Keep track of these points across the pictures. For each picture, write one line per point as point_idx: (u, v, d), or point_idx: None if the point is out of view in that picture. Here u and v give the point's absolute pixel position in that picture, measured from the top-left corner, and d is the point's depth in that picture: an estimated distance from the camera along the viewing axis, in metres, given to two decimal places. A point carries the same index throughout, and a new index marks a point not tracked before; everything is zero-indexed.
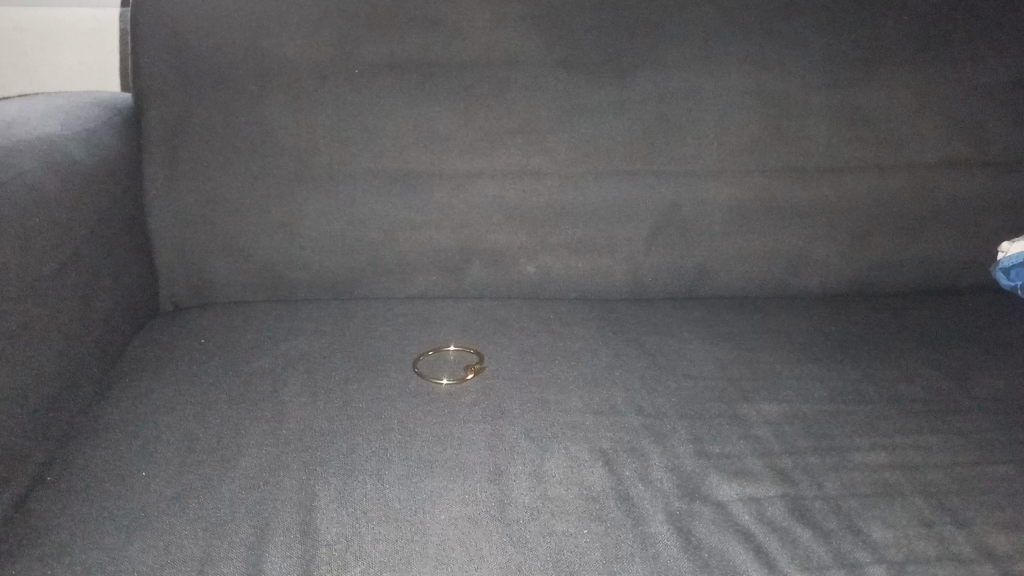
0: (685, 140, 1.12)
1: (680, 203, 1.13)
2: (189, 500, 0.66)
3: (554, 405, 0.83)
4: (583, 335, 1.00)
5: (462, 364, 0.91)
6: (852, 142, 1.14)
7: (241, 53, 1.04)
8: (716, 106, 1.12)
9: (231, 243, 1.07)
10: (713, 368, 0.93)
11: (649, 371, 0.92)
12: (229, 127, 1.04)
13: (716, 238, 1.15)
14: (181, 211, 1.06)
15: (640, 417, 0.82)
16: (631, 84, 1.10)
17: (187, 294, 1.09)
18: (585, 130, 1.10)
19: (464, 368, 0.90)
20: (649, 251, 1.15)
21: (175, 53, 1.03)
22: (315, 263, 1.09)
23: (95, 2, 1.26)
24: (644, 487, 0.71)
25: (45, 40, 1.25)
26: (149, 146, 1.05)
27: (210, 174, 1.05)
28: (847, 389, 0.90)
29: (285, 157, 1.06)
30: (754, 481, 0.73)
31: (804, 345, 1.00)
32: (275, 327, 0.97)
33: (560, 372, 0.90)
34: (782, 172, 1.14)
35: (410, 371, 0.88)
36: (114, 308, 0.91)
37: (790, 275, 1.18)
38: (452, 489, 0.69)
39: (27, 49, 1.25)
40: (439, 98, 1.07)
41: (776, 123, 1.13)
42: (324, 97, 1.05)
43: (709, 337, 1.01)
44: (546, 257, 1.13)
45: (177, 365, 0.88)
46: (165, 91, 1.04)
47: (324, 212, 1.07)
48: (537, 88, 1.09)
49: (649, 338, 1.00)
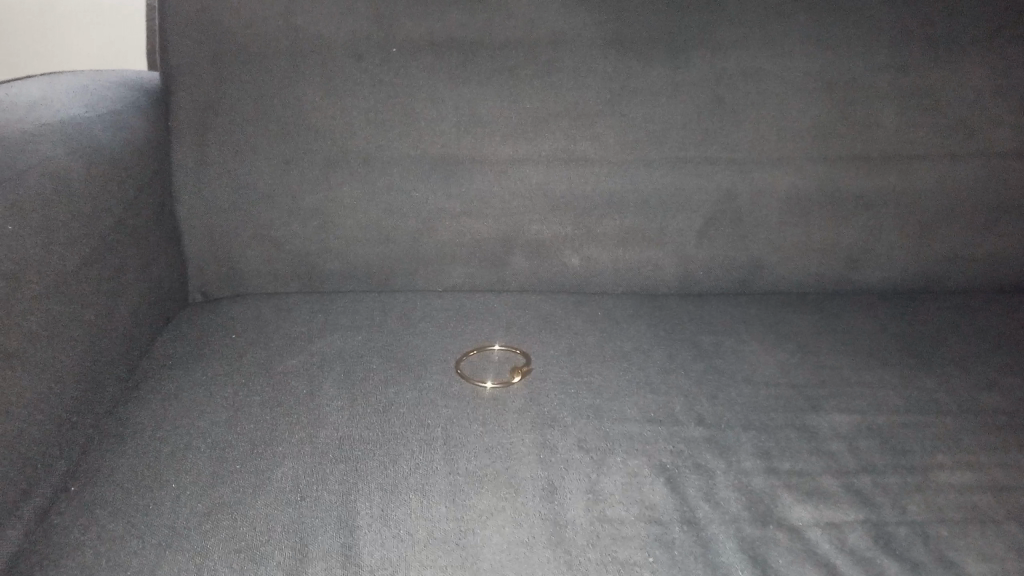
0: (742, 125, 1.05)
1: (736, 193, 1.06)
2: (221, 516, 0.62)
3: (608, 413, 0.78)
4: (634, 334, 0.94)
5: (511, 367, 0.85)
6: (924, 128, 1.06)
7: (273, 29, 0.98)
8: (778, 89, 1.04)
9: (263, 231, 1.02)
10: (776, 374, 0.87)
11: (707, 376, 0.86)
12: (260, 108, 0.99)
13: (773, 231, 1.08)
14: (210, 198, 1.00)
15: (701, 428, 0.77)
16: (686, 65, 1.03)
17: (216, 284, 1.04)
18: (636, 114, 1.04)
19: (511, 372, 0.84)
20: (701, 243, 1.08)
21: (202, 30, 0.98)
22: (349, 252, 1.04)
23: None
24: (710, 510, 0.66)
25: (54, 40, 1.21)
26: (177, 128, 1.00)
27: (241, 158, 1.00)
28: (921, 398, 0.83)
29: (318, 141, 1.00)
30: (831, 504, 0.67)
31: (871, 348, 0.93)
32: (310, 321, 0.92)
33: (612, 375, 0.85)
34: (846, 160, 1.06)
35: (453, 372, 0.83)
36: (141, 302, 0.86)
37: (851, 270, 1.11)
38: (503, 508, 0.64)
39: (38, 49, 1.22)
40: (481, 78, 1.01)
41: (841, 107, 1.05)
42: (361, 78, 0.99)
43: (768, 338, 0.94)
44: (591, 249, 1.07)
45: (207, 363, 0.83)
46: (194, 70, 0.99)
47: (360, 200, 1.02)
48: (585, 69, 1.02)
49: (705, 339, 0.93)
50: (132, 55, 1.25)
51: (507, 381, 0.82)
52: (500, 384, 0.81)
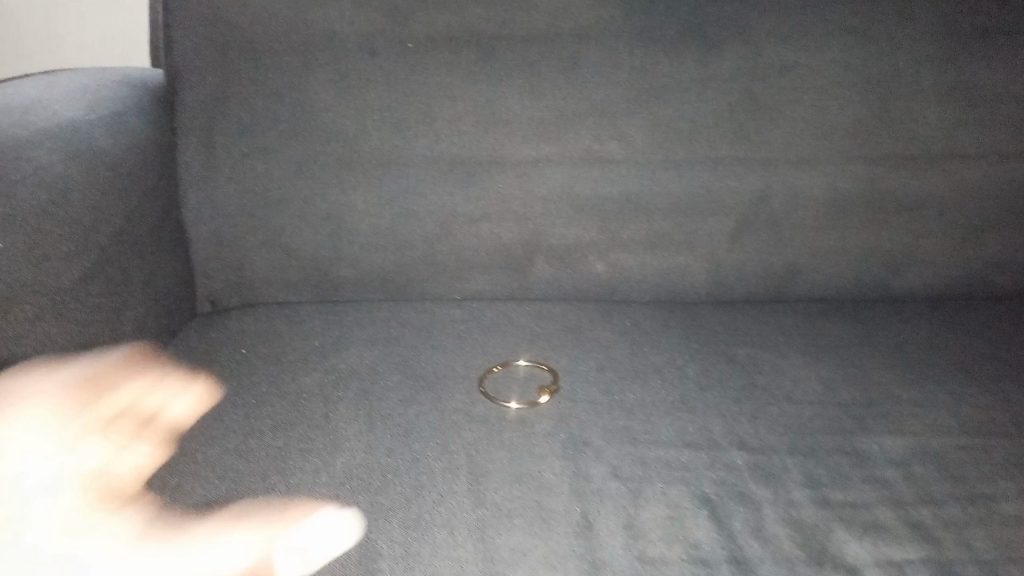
0: (777, 123, 0.99)
1: (771, 195, 1.00)
2: (232, 558, 0.57)
3: (642, 436, 0.73)
4: (665, 347, 0.88)
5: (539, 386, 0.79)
6: (971, 126, 1.00)
7: (282, 24, 0.92)
8: (816, 85, 0.98)
9: (272, 238, 0.96)
10: (820, 392, 0.82)
11: (746, 394, 0.80)
12: (268, 108, 0.94)
13: (810, 234, 1.02)
14: (216, 203, 0.95)
15: (744, 454, 0.71)
16: (720, 59, 0.97)
17: (223, 294, 0.99)
18: (664, 112, 0.98)
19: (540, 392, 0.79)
20: (734, 248, 1.02)
21: (209, 25, 0.92)
22: (364, 259, 0.99)
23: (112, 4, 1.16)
24: (760, 547, 0.61)
25: (57, 42, 1.17)
26: (182, 130, 0.95)
27: (249, 160, 0.95)
28: (976, 418, 0.78)
29: (330, 142, 0.95)
30: (889, 540, 0.62)
31: (919, 361, 0.87)
32: (323, 334, 0.87)
33: (645, 394, 0.79)
34: (888, 159, 1.00)
35: (476, 392, 0.78)
36: (145, 314, 0.82)
37: (893, 276, 1.04)
38: (536, 547, 0.59)
39: (41, 50, 1.17)
40: (501, 75, 0.95)
41: (883, 103, 0.99)
42: (375, 76, 0.94)
43: (808, 351, 0.89)
44: (618, 254, 1.01)
45: (214, 382, 0.78)
46: (200, 68, 0.93)
47: (375, 204, 0.96)
48: (612, 64, 0.96)
49: (741, 352, 0.88)
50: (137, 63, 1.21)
51: (536, 403, 0.77)
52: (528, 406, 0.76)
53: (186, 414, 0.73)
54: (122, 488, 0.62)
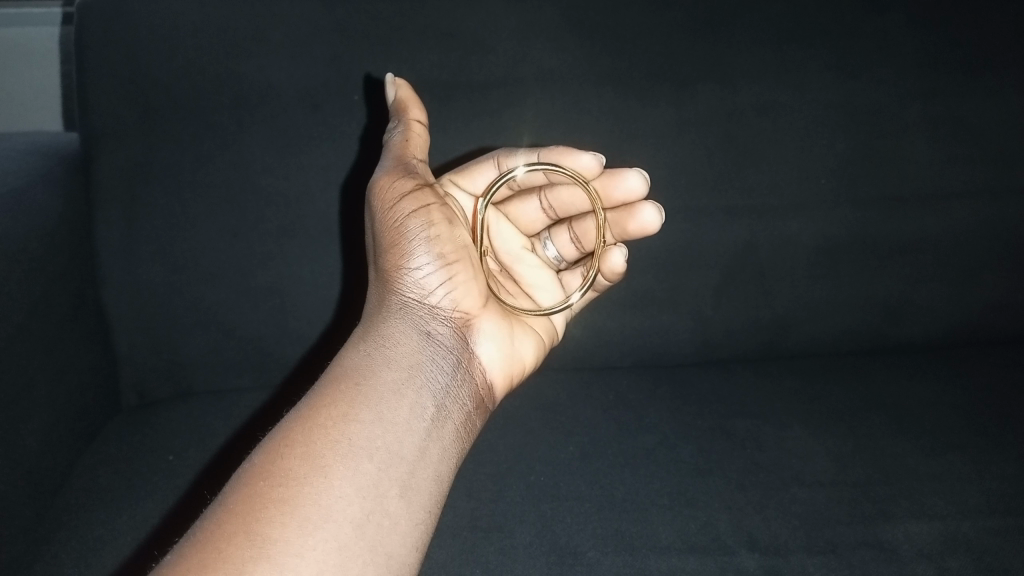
0: (761, 167, 0.89)
1: (758, 246, 0.90)
2: None
3: (640, 542, 0.65)
4: (653, 424, 0.79)
5: (572, 222, 0.75)
6: (968, 164, 0.92)
7: (211, 79, 0.81)
8: (805, 125, 0.89)
9: (206, 318, 0.85)
10: (829, 469, 0.73)
11: (749, 480, 0.72)
12: (197, 173, 0.82)
13: (803, 285, 0.93)
14: (140, 282, 0.84)
15: (757, 556, 0.64)
16: (696, 101, 0.87)
17: (152, 383, 0.87)
18: (639, 161, 0.87)
19: (569, 232, 0.76)
20: (719, 305, 0.92)
21: (123, 83, 0.80)
22: (312, 335, 0.88)
23: (23, 48, 1.06)
24: None
25: None
26: (99, 201, 0.82)
27: (179, 234, 0.83)
28: (1001, 492, 0.72)
29: (267, 208, 0.84)
30: None
31: (932, 425, 0.80)
32: (529, 211, 0.76)
33: (637, 485, 0.71)
34: (881, 201, 0.92)
35: (628, 234, 0.69)
36: (56, 425, 0.74)
37: (889, 325, 0.96)
38: None
39: None
40: (456, 126, 0.85)
41: (871, 143, 0.91)
42: (318, 132, 0.83)
43: (810, 420, 0.80)
44: (595, 316, 0.91)
45: (138, 519, 0.72)
46: (118, 131, 0.81)
47: (322, 275, 0.86)
48: (579, 109, 0.85)
49: (739, 425, 0.79)
50: (53, 108, 1.10)
51: (582, 292, 0.73)
52: (562, 285, 0.76)
53: (338, 359, 0.57)
54: (309, 445, 0.49)
